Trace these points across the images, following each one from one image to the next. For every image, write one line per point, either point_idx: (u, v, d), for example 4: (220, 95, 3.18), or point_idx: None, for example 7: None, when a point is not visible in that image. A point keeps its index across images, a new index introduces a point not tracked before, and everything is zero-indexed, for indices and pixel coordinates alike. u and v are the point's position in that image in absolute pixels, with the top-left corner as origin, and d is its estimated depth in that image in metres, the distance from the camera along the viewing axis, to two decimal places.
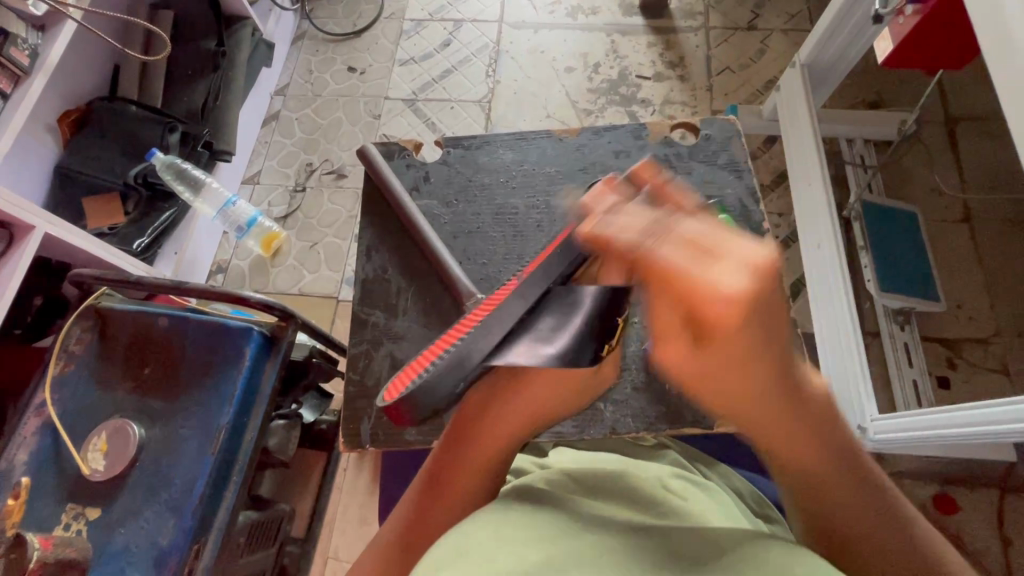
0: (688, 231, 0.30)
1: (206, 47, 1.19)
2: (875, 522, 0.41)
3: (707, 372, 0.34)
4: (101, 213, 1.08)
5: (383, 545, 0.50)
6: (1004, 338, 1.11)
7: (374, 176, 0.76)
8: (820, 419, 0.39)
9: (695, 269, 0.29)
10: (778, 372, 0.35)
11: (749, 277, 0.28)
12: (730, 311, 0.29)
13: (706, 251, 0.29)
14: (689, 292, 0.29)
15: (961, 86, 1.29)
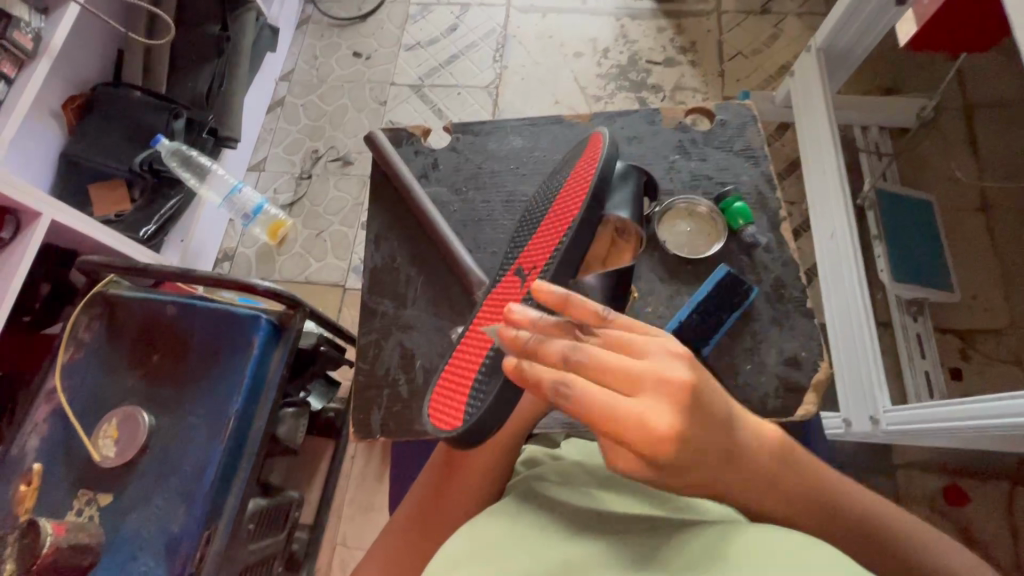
0: (598, 359, 0.35)
1: (211, 32, 1.18)
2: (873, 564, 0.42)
3: (665, 477, 0.37)
4: (107, 200, 1.07)
5: (399, 537, 0.48)
6: (1019, 329, 1.09)
7: (382, 163, 0.75)
8: (778, 479, 0.42)
9: (621, 402, 0.34)
10: (723, 458, 0.38)
11: (669, 400, 0.34)
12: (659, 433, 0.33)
13: (626, 380, 0.35)
14: (622, 425, 0.34)
15: (981, 71, 1.26)
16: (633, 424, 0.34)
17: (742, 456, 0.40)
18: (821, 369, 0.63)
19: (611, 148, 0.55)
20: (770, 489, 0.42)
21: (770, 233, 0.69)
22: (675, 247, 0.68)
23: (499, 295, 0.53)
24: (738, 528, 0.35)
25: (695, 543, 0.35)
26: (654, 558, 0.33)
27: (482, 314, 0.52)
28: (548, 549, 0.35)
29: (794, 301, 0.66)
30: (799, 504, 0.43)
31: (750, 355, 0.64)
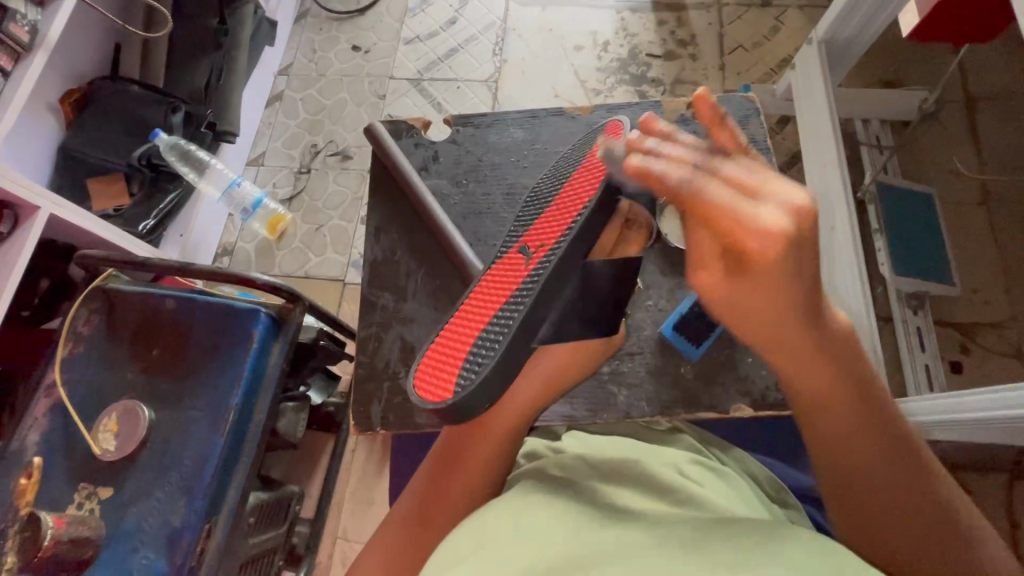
0: (730, 175, 0.38)
1: (208, 25, 1.17)
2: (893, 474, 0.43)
3: (734, 295, 0.40)
4: (106, 195, 1.07)
5: (398, 528, 0.49)
6: (1019, 323, 1.09)
7: (382, 156, 0.74)
8: (850, 358, 0.42)
9: (738, 206, 0.36)
10: (799, 310, 0.39)
11: (787, 216, 0.35)
12: (763, 242, 0.35)
13: (750, 198, 0.36)
14: (734, 225, 0.36)
15: (983, 64, 1.25)
16: (741, 227, 0.36)
17: (821, 319, 0.41)
18: None
19: (630, 134, 0.53)
20: (841, 364, 0.42)
21: None
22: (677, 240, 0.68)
23: (500, 271, 0.49)
24: (742, 528, 0.35)
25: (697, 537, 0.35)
26: (652, 551, 0.34)
27: (479, 289, 0.48)
28: (548, 541, 0.35)
29: None
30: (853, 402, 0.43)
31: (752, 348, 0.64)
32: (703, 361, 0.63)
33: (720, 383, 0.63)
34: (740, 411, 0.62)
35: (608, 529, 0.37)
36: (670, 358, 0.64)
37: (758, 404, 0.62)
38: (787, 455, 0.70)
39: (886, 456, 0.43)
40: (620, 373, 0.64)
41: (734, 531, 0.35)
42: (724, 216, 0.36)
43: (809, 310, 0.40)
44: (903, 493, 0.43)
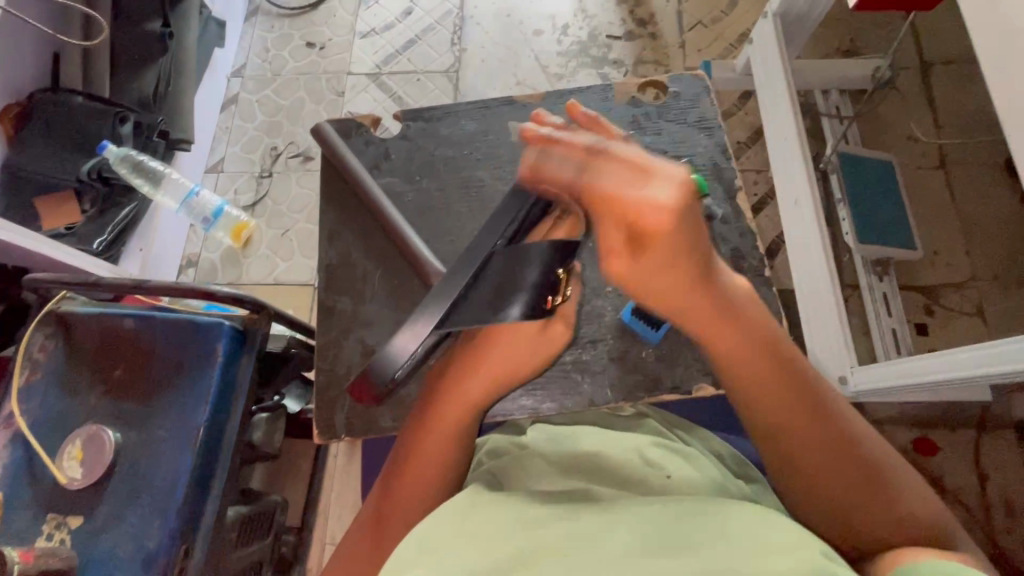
0: (620, 158, 0.41)
1: (151, 29, 1.12)
2: (849, 492, 0.46)
3: (646, 275, 0.42)
4: (54, 212, 1.02)
5: (360, 537, 0.51)
6: (980, 281, 1.12)
7: (331, 156, 0.72)
8: (783, 356, 0.47)
9: (632, 187, 0.39)
10: (707, 276, 0.43)
11: (667, 203, 0.38)
12: (661, 214, 0.38)
13: (642, 176, 0.40)
14: (628, 206, 0.39)
15: (934, 29, 1.28)
16: (635, 204, 0.39)
17: (739, 299, 0.46)
18: None
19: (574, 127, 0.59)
20: (751, 333, 0.46)
21: (726, 204, 0.69)
22: None
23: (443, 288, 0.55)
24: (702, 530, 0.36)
25: (652, 536, 0.36)
26: (598, 543, 0.36)
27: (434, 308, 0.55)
28: (498, 543, 0.37)
29: (753, 270, 0.66)
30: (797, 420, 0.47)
31: None
32: (664, 343, 0.63)
33: (684, 363, 0.63)
34: (703, 389, 0.62)
35: (557, 525, 0.38)
36: (633, 343, 0.64)
37: (721, 382, 0.62)
38: None
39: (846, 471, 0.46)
40: (582, 361, 0.63)
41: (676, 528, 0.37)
42: (618, 197, 0.40)
43: (707, 279, 0.43)
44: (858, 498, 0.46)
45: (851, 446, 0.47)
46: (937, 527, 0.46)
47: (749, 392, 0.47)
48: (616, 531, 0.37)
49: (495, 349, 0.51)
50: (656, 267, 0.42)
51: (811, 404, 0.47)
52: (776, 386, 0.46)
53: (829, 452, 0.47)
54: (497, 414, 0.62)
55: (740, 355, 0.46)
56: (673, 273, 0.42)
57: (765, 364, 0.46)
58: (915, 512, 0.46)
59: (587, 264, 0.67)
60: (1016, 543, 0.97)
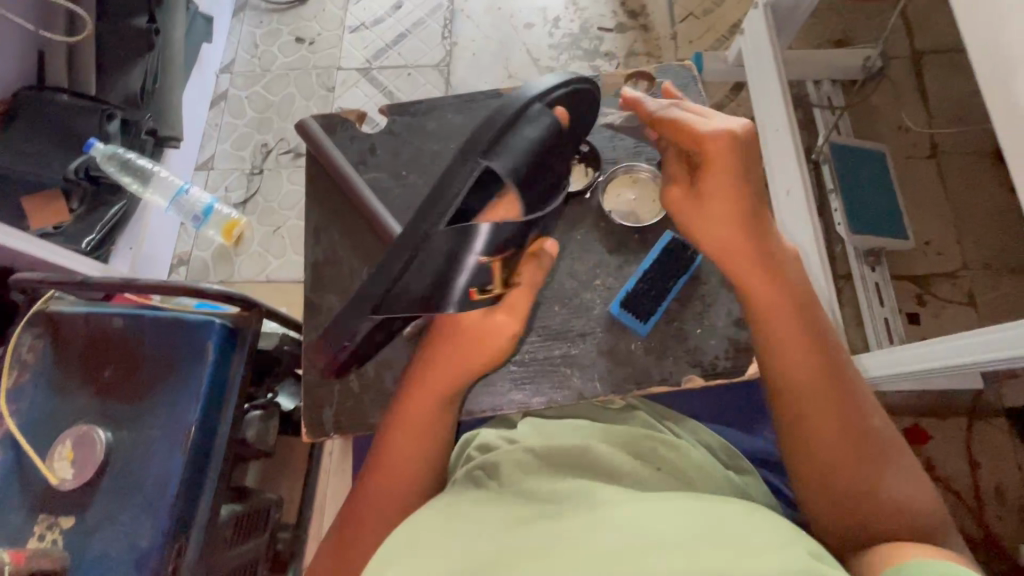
0: (692, 109, 0.53)
1: (137, 24, 1.11)
2: (856, 471, 0.49)
3: (697, 208, 0.51)
4: (42, 211, 1.01)
5: (340, 529, 0.53)
6: (971, 270, 1.12)
7: (317, 152, 0.72)
8: (816, 328, 0.52)
9: (704, 124, 0.51)
10: (759, 236, 0.51)
11: (731, 129, 0.50)
12: (719, 139, 0.49)
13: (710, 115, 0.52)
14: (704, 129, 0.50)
15: (925, 19, 1.27)
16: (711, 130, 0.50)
17: (782, 260, 0.52)
18: None
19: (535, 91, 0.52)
20: (787, 288, 0.51)
21: None
22: (620, 217, 0.68)
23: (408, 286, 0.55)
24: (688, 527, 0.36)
25: (639, 531, 0.36)
26: (585, 539, 0.36)
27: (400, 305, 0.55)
28: (485, 541, 0.37)
29: None
30: (822, 388, 0.51)
31: (701, 319, 0.64)
32: (652, 336, 0.63)
33: (673, 356, 0.63)
34: (692, 382, 0.62)
35: (544, 521, 0.38)
36: (622, 336, 0.64)
37: (709, 374, 0.62)
38: (746, 421, 0.71)
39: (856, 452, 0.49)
40: (571, 355, 0.63)
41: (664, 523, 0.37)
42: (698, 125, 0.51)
43: (760, 236, 0.51)
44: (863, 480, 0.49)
45: (859, 411, 0.50)
46: (936, 526, 0.48)
47: (783, 347, 0.51)
48: (602, 527, 0.37)
49: (428, 372, 0.52)
50: (710, 197, 0.50)
51: (831, 360, 0.51)
52: (805, 350, 0.51)
53: (839, 414, 0.50)
54: (486, 409, 0.62)
55: (773, 308, 0.51)
56: (727, 208, 0.50)
57: (796, 318, 0.51)
58: (906, 490, 0.48)
59: (575, 257, 0.67)
60: (1009, 529, 0.98)
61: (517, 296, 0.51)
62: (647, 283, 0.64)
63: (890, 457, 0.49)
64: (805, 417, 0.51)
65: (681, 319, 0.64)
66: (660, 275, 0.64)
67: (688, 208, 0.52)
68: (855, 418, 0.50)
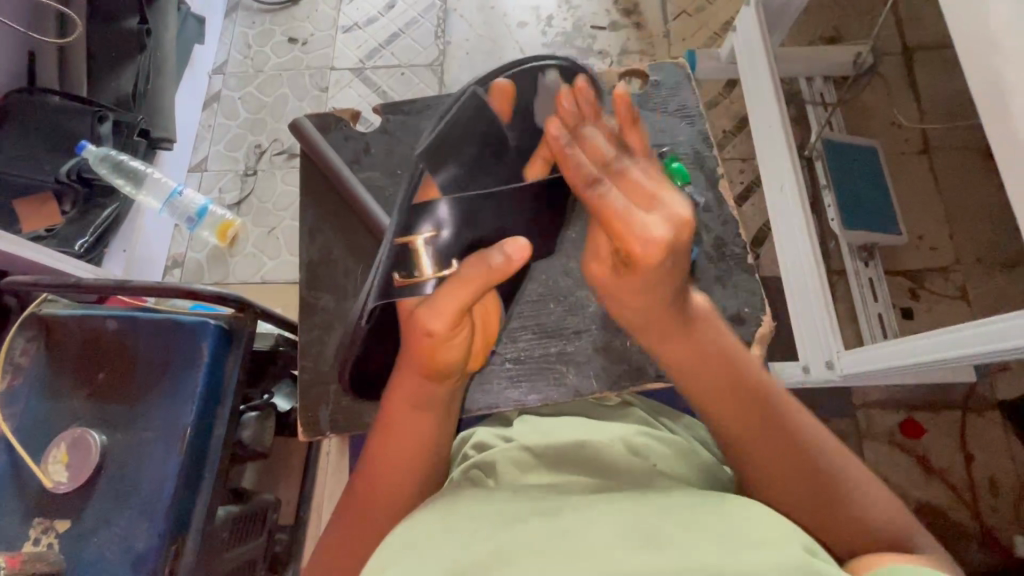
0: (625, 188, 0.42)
1: (128, 26, 1.10)
2: (799, 497, 0.45)
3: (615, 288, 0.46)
4: (33, 213, 1.00)
5: (336, 535, 0.51)
6: (963, 265, 1.13)
7: (311, 152, 0.71)
8: (731, 362, 0.48)
9: (631, 217, 0.40)
10: (671, 292, 0.45)
11: (664, 236, 0.40)
12: (651, 250, 0.40)
13: (645, 200, 0.41)
14: (624, 231, 0.40)
15: (915, 15, 1.28)
16: (631, 231, 0.40)
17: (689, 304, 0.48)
18: (764, 323, 0.64)
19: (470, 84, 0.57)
20: (703, 344, 0.48)
21: (708, 192, 0.69)
22: None
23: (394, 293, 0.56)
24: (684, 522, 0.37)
25: (632, 526, 0.37)
26: (578, 534, 0.36)
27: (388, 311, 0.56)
28: (480, 538, 0.37)
29: (735, 258, 0.66)
30: (750, 423, 0.47)
31: None
32: None
33: None
34: None
35: (537, 517, 0.39)
36: (617, 333, 0.64)
37: None
38: None
39: (800, 476, 0.45)
40: (567, 352, 0.64)
41: (656, 520, 0.37)
42: (624, 224, 0.41)
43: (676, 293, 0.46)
44: (813, 506, 0.45)
45: (794, 440, 0.46)
46: (903, 538, 0.43)
47: (702, 395, 0.48)
48: (597, 522, 0.37)
49: (398, 383, 0.51)
50: (628, 287, 0.45)
51: (761, 406, 0.47)
52: (725, 391, 0.47)
53: (771, 450, 0.46)
54: (482, 407, 0.62)
55: (686, 364, 0.48)
56: (643, 293, 0.45)
57: (713, 371, 0.47)
58: (867, 523, 0.44)
59: (570, 255, 0.67)
60: (1002, 521, 0.99)
61: (449, 297, 0.45)
62: None
63: (845, 493, 0.45)
64: (741, 458, 0.47)
65: None
66: None
67: (609, 287, 0.46)
68: (792, 441, 0.46)
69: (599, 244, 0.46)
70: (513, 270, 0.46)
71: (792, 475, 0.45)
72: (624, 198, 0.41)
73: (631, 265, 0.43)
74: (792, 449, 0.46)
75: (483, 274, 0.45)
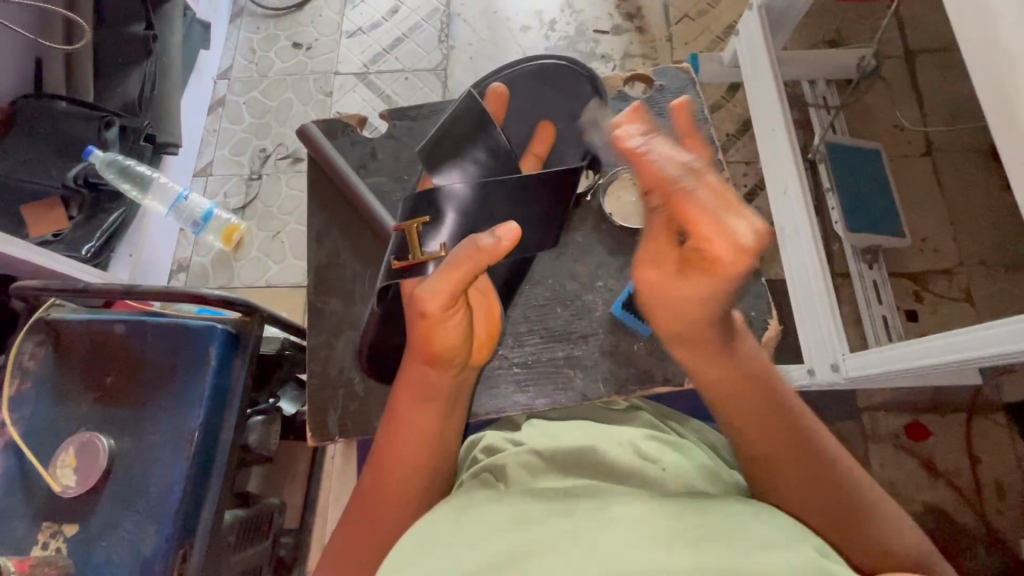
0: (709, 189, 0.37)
1: (134, 31, 1.11)
2: (826, 522, 0.45)
3: (666, 301, 0.43)
4: (42, 220, 1.02)
5: (343, 539, 0.51)
6: (968, 267, 1.13)
7: (318, 157, 0.72)
8: (768, 386, 0.47)
9: (716, 220, 0.37)
10: (720, 315, 0.43)
11: (749, 243, 0.36)
12: (732, 256, 0.37)
13: (726, 205, 0.37)
14: (705, 232, 0.37)
15: (917, 18, 1.29)
16: (713, 231, 0.37)
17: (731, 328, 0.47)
18: (770, 326, 0.64)
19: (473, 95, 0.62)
20: (742, 366, 0.47)
21: None
22: (621, 218, 0.68)
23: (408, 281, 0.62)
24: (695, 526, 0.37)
25: (643, 529, 0.37)
26: (589, 538, 0.36)
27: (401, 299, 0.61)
28: (491, 541, 0.38)
29: None
30: (785, 447, 0.46)
31: None
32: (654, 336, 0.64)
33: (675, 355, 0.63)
34: None
35: (547, 521, 0.39)
36: (623, 336, 0.64)
37: None
38: None
39: (829, 500, 0.45)
40: (574, 356, 0.64)
41: (667, 523, 0.37)
42: (703, 225, 0.37)
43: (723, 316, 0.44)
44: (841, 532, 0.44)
45: (823, 465, 0.46)
46: (921, 564, 0.44)
47: (740, 418, 0.47)
48: (608, 526, 0.37)
49: (403, 389, 0.52)
50: (684, 299, 0.42)
51: (795, 429, 0.47)
52: (762, 414, 0.46)
53: (802, 476, 0.46)
54: (490, 411, 0.62)
55: (728, 386, 0.46)
56: (697, 309, 0.42)
57: (753, 395, 0.46)
58: (885, 547, 0.44)
59: (576, 258, 0.67)
60: (1009, 524, 0.98)
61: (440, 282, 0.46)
62: None
63: (867, 521, 0.45)
64: (772, 483, 0.46)
65: None
66: None
67: (663, 298, 0.43)
68: (821, 466, 0.46)
69: (659, 243, 0.42)
70: (502, 253, 0.46)
71: (822, 500, 0.45)
72: (704, 199, 0.37)
73: (703, 268, 0.39)
74: (821, 473, 0.46)
75: (471, 255, 0.46)
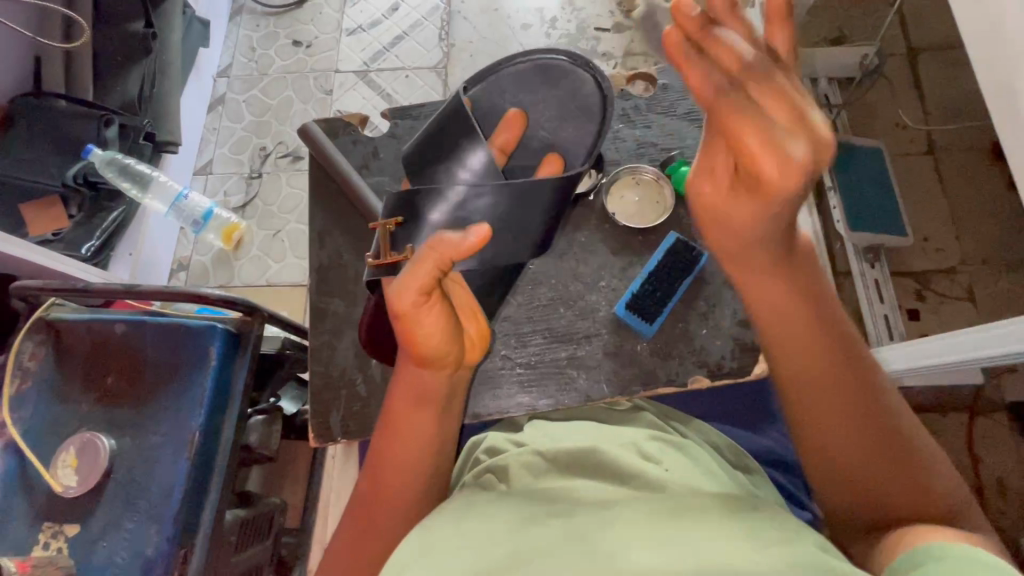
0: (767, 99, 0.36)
1: (133, 29, 1.10)
2: (863, 456, 0.46)
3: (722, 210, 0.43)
4: (44, 221, 1.01)
5: (346, 539, 0.51)
6: (970, 266, 1.13)
7: (319, 156, 0.71)
8: (820, 309, 0.48)
9: (766, 133, 0.35)
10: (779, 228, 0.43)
11: (798, 162, 0.35)
12: (778, 171, 0.36)
13: (788, 119, 0.35)
14: (750, 146, 0.36)
15: (920, 16, 1.28)
16: (765, 148, 0.36)
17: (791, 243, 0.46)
18: None
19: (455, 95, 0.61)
20: (792, 276, 0.46)
21: None
22: (624, 218, 0.68)
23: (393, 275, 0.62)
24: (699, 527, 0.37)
25: (646, 529, 0.37)
26: (593, 540, 0.36)
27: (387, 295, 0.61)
28: (496, 543, 0.37)
29: None
30: (828, 373, 0.47)
31: (705, 319, 0.64)
32: (657, 336, 0.64)
33: (678, 356, 0.63)
34: (697, 381, 0.62)
35: (550, 523, 0.39)
36: (627, 336, 0.64)
37: (715, 374, 0.62)
38: (748, 420, 0.71)
39: (867, 435, 0.46)
40: (577, 356, 0.64)
41: (672, 524, 0.37)
42: (750, 135, 0.36)
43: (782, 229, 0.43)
44: (878, 467, 0.46)
45: (868, 394, 0.47)
46: (964, 506, 0.45)
47: (786, 341, 0.48)
48: (612, 528, 0.37)
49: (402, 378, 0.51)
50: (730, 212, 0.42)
51: (842, 356, 0.47)
52: (810, 334, 0.47)
53: (844, 405, 0.47)
54: (492, 411, 0.62)
55: (777, 302, 0.47)
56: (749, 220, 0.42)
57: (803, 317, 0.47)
58: (930, 486, 0.45)
59: (579, 258, 0.67)
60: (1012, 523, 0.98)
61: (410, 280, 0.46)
62: (652, 282, 0.64)
63: (916, 451, 0.46)
64: (810, 411, 0.48)
65: (685, 320, 0.64)
66: (664, 275, 0.64)
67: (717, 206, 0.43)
68: (866, 397, 0.47)
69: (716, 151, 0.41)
70: (468, 247, 0.46)
71: (861, 433, 0.46)
72: (761, 112, 0.36)
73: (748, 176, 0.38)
74: (866, 405, 0.47)
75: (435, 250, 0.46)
